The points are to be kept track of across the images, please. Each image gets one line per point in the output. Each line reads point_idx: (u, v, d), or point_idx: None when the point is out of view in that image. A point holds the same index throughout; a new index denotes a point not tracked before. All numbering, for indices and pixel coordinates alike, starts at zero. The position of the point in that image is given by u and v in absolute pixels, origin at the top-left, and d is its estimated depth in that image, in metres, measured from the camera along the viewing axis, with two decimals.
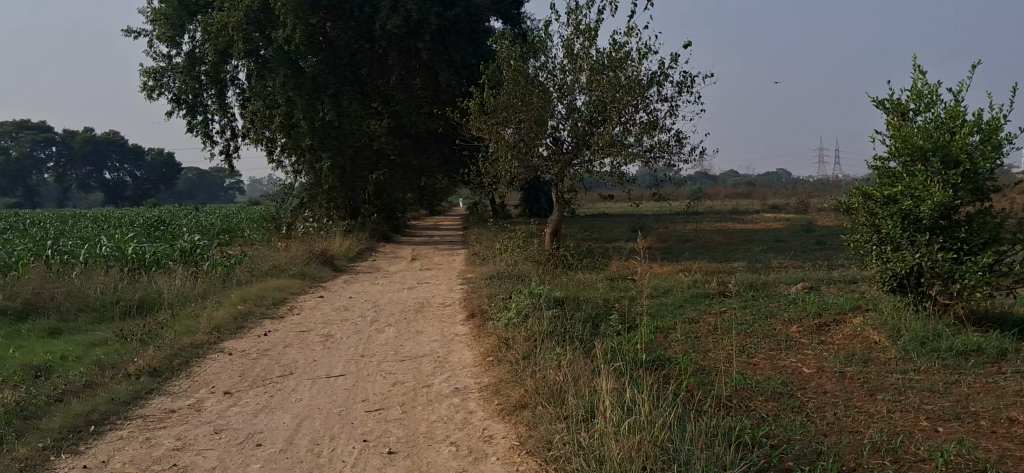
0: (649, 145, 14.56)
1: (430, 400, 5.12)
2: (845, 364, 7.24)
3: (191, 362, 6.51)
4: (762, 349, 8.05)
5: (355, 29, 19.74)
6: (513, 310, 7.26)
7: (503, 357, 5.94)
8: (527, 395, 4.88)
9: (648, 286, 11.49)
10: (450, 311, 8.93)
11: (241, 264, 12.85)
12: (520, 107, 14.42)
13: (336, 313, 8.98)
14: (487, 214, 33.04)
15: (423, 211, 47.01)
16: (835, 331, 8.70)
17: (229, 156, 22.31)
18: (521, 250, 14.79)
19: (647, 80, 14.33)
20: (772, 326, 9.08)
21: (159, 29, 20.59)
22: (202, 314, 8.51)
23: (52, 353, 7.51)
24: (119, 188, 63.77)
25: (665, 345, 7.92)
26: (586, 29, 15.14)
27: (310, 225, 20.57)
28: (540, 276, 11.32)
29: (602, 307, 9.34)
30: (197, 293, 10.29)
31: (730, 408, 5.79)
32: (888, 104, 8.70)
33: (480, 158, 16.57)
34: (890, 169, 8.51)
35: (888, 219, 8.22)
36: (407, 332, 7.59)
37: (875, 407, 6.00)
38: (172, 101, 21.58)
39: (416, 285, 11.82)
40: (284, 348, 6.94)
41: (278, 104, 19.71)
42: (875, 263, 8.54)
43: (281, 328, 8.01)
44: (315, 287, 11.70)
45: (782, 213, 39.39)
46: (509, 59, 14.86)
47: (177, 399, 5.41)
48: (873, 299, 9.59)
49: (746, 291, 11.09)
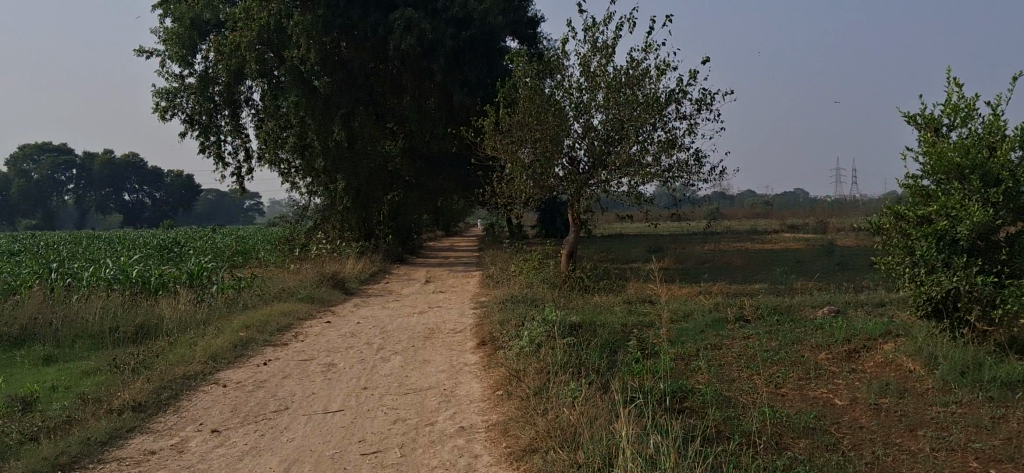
0: (668, 164, 14.16)
1: (432, 441, 4.71)
2: (880, 396, 6.79)
3: (181, 395, 6.11)
4: (789, 378, 7.59)
5: (368, 48, 19.43)
6: (525, 338, 6.84)
7: (514, 391, 5.53)
8: (537, 438, 4.45)
9: (667, 310, 11.06)
10: (460, 338, 8.50)
11: (249, 287, 12.46)
12: (535, 125, 14.06)
13: (341, 341, 8.58)
14: (503, 234, 32.70)
15: (440, 231, 46.69)
16: (866, 358, 8.23)
17: (241, 177, 22.00)
18: (536, 272, 14.38)
19: (666, 97, 13.95)
20: (799, 353, 8.61)
21: (171, 49, 20.27)
22: (201, 341, 8.11)
23: (41, 384, 7.12)
24: (137, 210, 63.74)
25: (686, 375, 7.49)
26: (603, 46, 14.77)
27: (323, 246, 20.23)
28: (555, 299, 10.91)
29: (618, 333, 8.90)
30: (201, 319, 9.91)
31: (760, 447, 5.37)
32: (921, 119, 8.27)
33: (495, 178, 16.20)
34: (924, 188, 8.08)
35: (923, 240, 7.78)
36: (414, 361, 7.17)
37: (917, 444, 5.57)
38: (185, 122, 21.28)
39: (427, 310, 11.40)
40: (282, 379, 6.54)
41: (290, 124, 19.42)
42: (907, 286, 8.08)
43: (281, 356, 7.60)
44: (323, 311, 11.30)
45: (802, 232, 38.99)
46: (525, 77, 14.50)
47: (159, 439, 5.02)
48: (904, 325, 9.12)
49: (769, 315, 10.64)
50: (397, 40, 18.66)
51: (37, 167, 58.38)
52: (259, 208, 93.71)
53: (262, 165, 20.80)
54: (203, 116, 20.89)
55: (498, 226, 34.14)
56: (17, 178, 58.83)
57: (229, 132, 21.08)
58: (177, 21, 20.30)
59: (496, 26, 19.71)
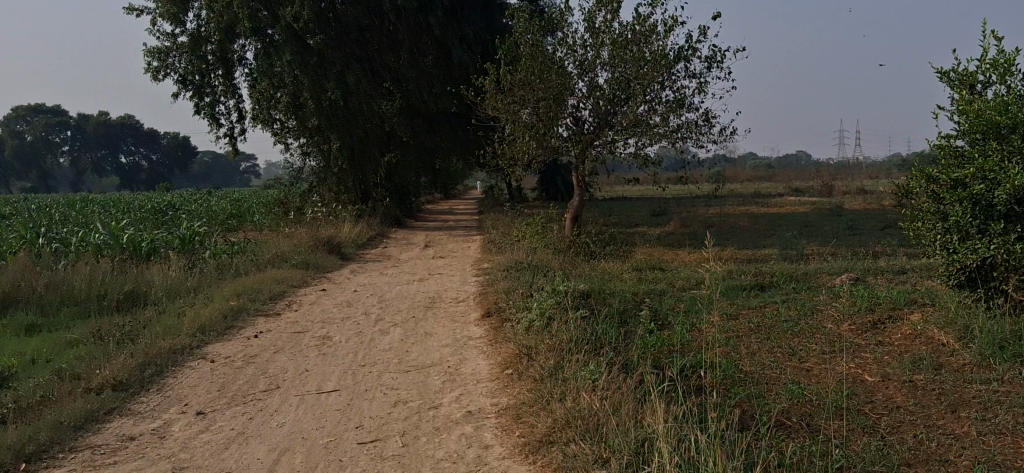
0: (676, 125, 13.64)
1: (438, 428, 4.26)
2: (914, 372, 6.36)
3: (165, 371, 5.64)
4: (814, 350, 7.15)
5: (365, 5, 18.85)
6: (535, 311, 6.38)
7: (525, 370, 5.07)
8: (556, 427, 4.01)
9: (678, 278, 10.60)
10: (462, 308, 8.03)
11: (243, 252, 11.97)
12: (538, 84, 13.53)
13: (338, 310, 8.10)
14: (503, 197, 32.22)
15: (438, 194, 46.16)
16: (893, 330, 7.80)
17: (235, 138, 21.47)
18: (539, 237, 13.91)
19: (674, 55, 13.42)
20: (820, 323, 8.17)
21: (163, 7, 19.66)
22: (189, 312, 7.63)
23: (19, 357, 6.63)
24: (134, 173, 63.14)
25: (704, 347, 7.05)
26: (609, 2, 14.20)
27: (320, 210, 19.75)
28: (561, 266, 10.47)
29: (630, 304, 8.45)
30: (191, 286, 9.43)
31: (792, 432, 4.93)
32: (954, 76, 7.80)
33: (496, 140, 15.69)
34: (958, 148, 7.61)
35: (956, 205, 7.33)
36: (414, 334, 6.71)
37: (961, 427, 5.14)
38: (178, 82, 20.72)
39: (428, 276, 10.91)
40: (274, 353, 6.07)
41: (285, 84, 18.86)
42: (940, 253, 7.64)
43: (274, 328, 7.13)
44: (319, 278, 10.82)
45: (805, 195, 38.53)
46: (528, 34, 13.95)
47: (139, 423, 4.56)
48: (929, 294, 8.67)
49: (785, 283, 10.19)
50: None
51: (32, 128, 57.66)
52: (257, 171, 93.03)
53: (256, 126, 20.25)
54: (196, 75, 20.31)
55: (497, 189, 33.64)
56: (12, 140, 58.21)
57: (223, 92, 20.49)
58: None
59: None
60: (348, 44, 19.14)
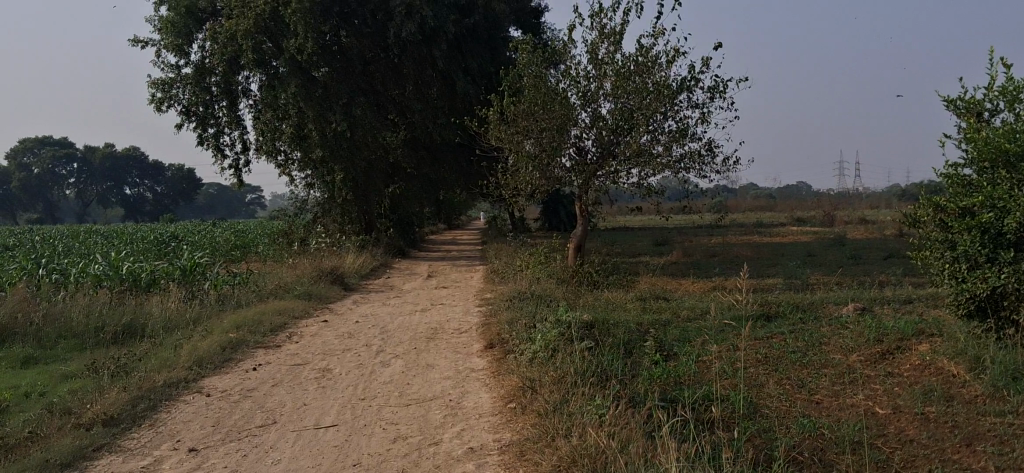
0: (680, 154, 13.57)
1: (439, 465, 4.15)
2: (925, 404, 6.23)
3: (160, 406, 5.53)
4: (823, 383, 7.02)
5: (369, 36, 18.85)
6: (538, 343, 6.27)
7: (529, 404, 4.96)
8: (562, 465, 3.90)
9: (683, 308, 10.50)
10: (465, 340, 7.91)
11: (244, 283, 11.86)
12: (541, 114, 13.48)
13: (338, 342, 7.98)
14: (506, 227, 32.16)
15: (442, 225, 46.15)
16: (902, 361, 7.67)
17: (239, 169, 21.45)
18: (543, 267, 13.80)
19: (677, 84, 13.37)
20: (828, 354, 8.04)
21: (167, 38, 19.69)
22: (187, 344, 7.52)
23: (12, 390, 6.52)
24: (139, 204, 63.25)
25: (710, 379, 6.93)
26: (611, 32, 14.17)
27: (323, 240, 19.66)
28: (564, 296, 10.36)
29: (635, 335, 8.33)
30: (191, 318, 9.33)
31: (803, 467, 4.80)
32: (961, 104, 7.72)
33: (499, 169, 15.62)
34: (965, 177, 7.52)
35: (965, 233, 7.22)
36: (416, 366, 6.60)
37: (978, 462, 5.01)
38: (182, 113, 20.73)
39: (431, 307, 10.79)
40: (271, 387, 5.96)
41: (288, 115, 18.84)
42: (949, 283, 7.53)
43: (273, 361, 7.02)
44: (321, 309, 10.71)
45: (808, 224, 38.52)
46: (531, 64, 13.91)
47: (129, 460, 4.45)
48: (938, 324, 8.55)
49: (790, 313, 10.07)
50: (397, 28, 18.07)
51: (38, 161, 57.68)
52: (261, 202, 93.12)
53: (259, 156, 20.21)
54: (200, 107, 20.31)
55: (501, 219, 33.59)
56: (18, 172, 58.38)
57: (227, 123, 20.47)
58: (173, 8, 19.68)
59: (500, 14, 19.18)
60: (352, 75, 19.13)
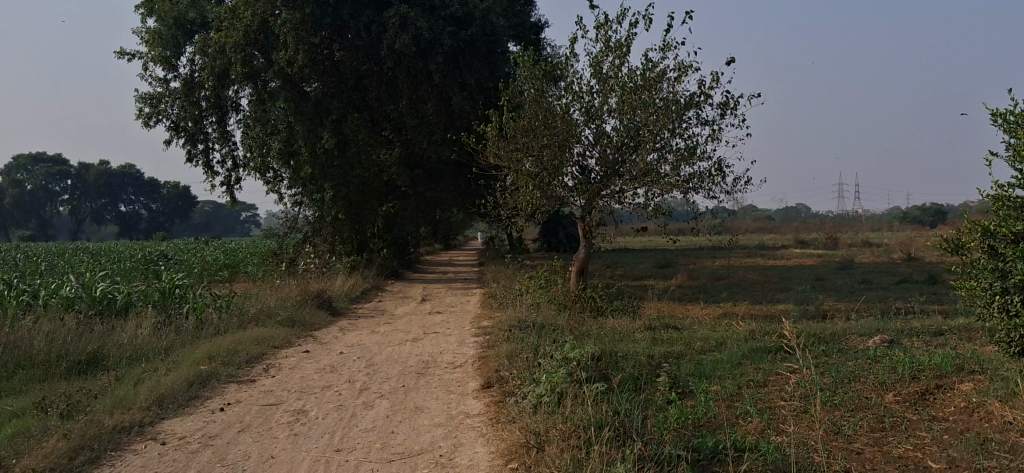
0: (688, 175, 12.80)
1: None
2: (983, 457, 5.47)
3: (103, 457, 4.75)
4: (862, 428, 6.26)
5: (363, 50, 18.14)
6: (543, 384, 5.51)
7: (532, 466, 4.20)
8: None
9: (696, 338, 9.72)
10: (458, 377, 7.11)
11: (224, 307, 11.08)
12: (543, 131, 12.75)
13: (318, 377, 7.19)
14: (504, 248, 31.46)
15: (438, 245, 45.48)
16: (946, 402, 6.90)
17: (230, 187, 20.73)
18: (544, 291, 13.05)
19: (686, 101, 12.66)
20: (861, 394, 7.24)
21: (155, 50, 18.99)
22: (151, 378, 6.75)
23: None
24: (134, 221, 61.79)
25: (735, 426, 6.18)
26: (617, 46, 13.49)
27: (314, 261, 18.90)
28: (569, 326, 9.61)
29: (646, 371, 7.56)
30: (162, 348, 8.55)
31: None
32: (1011, 117, 6.98)
33: (498, 189, 14.87)
34: (1017, 199, 6.77)
35: (1018, 261, 6.46)
36: (405, 408, 5.85)
37: None
38: (171, 129, 20.03)
39: (423, 336, 10.01)
40: (237, 434, 5.19)
41: (278, 130, 18.13)
42: (1000, 316, 6.80)
43: (244, 400, 6.23)
44: (305, 337, 9.94)
45: (812, 247, 37.87)
46: (532, 79, 13.19)
47: None
48: (980, 361, 7.81)
49: (812, 344, 9.32)
50: (392, 41, 17.39)
51: (31, 177, 57.59)
52: (257, 220, 92.34)
53: (248, 173, 19.47)
54: (189, 122, 19.58)
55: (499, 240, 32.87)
56: (13, 188, 58.07)
57: (217, 139, 19.74)
58: (160, 20, 18.98)
59: (499, 28, 18.42)
60: (345, 90, 18.42)
